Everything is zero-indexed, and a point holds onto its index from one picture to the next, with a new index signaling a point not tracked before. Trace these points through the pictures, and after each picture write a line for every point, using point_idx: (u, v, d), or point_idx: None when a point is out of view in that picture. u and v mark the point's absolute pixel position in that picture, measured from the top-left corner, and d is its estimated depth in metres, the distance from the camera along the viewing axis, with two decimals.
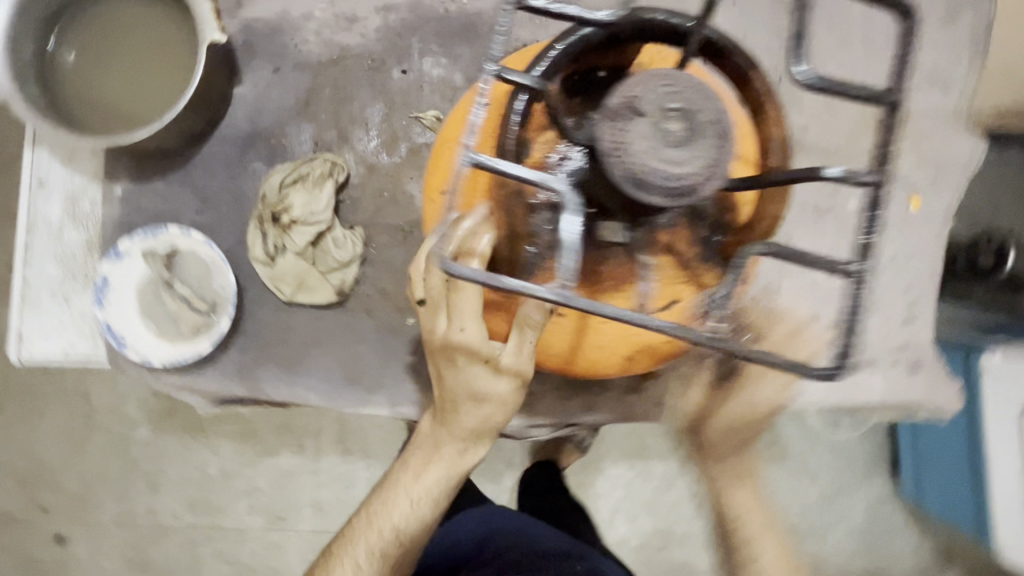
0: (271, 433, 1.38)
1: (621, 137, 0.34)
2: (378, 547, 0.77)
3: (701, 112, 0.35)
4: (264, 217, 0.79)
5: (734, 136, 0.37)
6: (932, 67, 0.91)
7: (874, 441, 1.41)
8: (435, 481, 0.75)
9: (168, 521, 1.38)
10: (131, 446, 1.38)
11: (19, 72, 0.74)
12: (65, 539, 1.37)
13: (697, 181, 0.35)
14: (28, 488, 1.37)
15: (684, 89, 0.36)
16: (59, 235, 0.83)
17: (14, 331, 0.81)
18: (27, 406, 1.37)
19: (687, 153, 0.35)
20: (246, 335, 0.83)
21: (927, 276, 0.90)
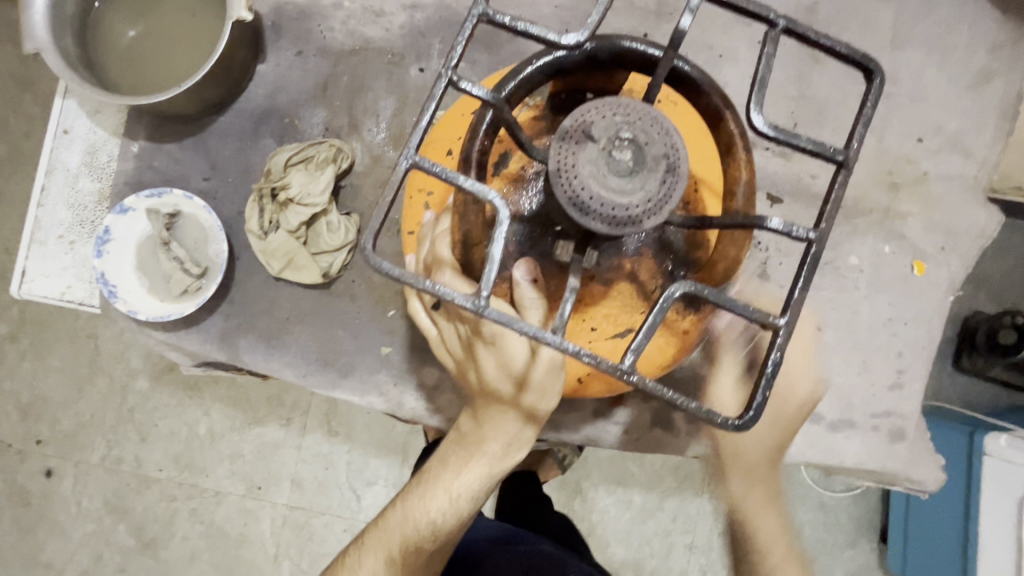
0: (261, 402, 1.41)
1: (569, 160, 0.39)
2: (411, 542, 0.69)
3: (651, 147, 0.39)
4: (263, 192, 0.82)
5: (683, 172, 0.40)
6: (956, 132, 0.88)
7: (862, 505, 1.36)
8: (477, 477, 0.68)
9: (151, 472, 1.41)
10: (128, 394, 1.42)
11: (58, 26, 0.78)
12: (52, 474, 1.41)
13: (636, 211, 0.38)
14: (25, 419, 1.42)
15: (640, 120, 0.39)
16: (74, 184, 0.87)
17: (19, 267, 0.85)
18: (38, 340, 1.42)
19: (629, 183, 0.38)
20: (232, 303, 0.85)
21: (923, 344, 0.87)
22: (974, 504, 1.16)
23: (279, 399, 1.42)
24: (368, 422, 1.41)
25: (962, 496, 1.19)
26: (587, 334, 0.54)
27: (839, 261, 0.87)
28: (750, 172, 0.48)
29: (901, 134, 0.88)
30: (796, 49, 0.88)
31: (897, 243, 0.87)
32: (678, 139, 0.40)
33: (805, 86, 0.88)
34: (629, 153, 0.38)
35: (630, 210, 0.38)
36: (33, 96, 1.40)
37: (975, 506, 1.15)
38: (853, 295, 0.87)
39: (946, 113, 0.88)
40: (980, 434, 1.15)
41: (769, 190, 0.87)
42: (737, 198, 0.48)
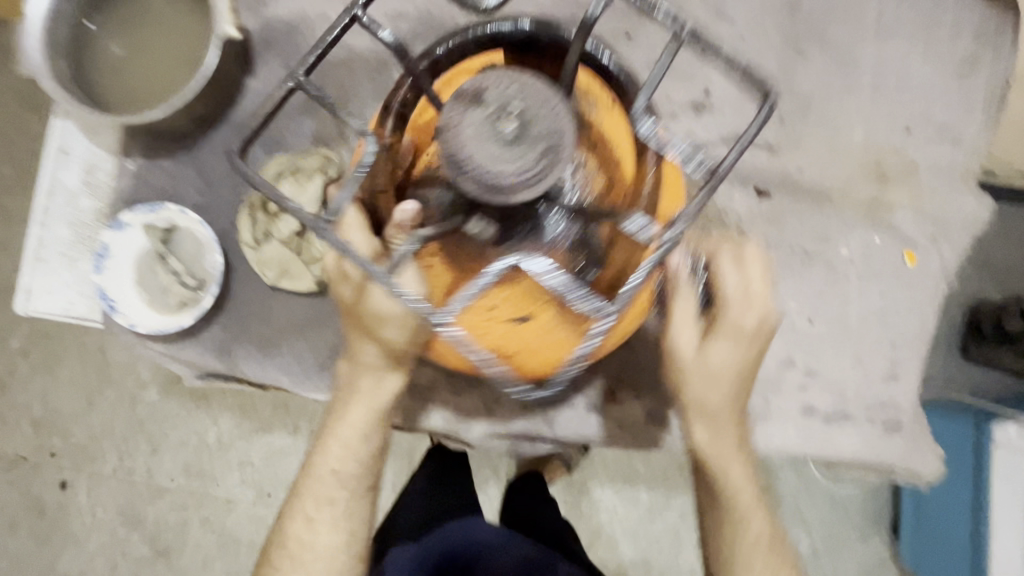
0: (267, 410, 1.43)
1: (457, 118, 0.43)
2: (323, 494, 0.72)
3: (537, 124, 0.43)
4: (255, 204, 0.83)
5: (566, 154, 0.44)
6: (945, 121, 0.88)
7: (871, 499, 1.35)
8: (361, 415, 0.71)
9: (162, 482, 1.44)
10: (137, 405, 1.45)
11: (52, 50, 0.80)
12: (67, 486, 1.44)
13: (507, 178, 0.42)
14: (39, 432, 1.45)
15: (534, 101, 0.44)
16: (74, 202, 0.90)
17: (23, 285, 0.87)
18: (49, 355, 1.45)
19: (505, 151, 0.43)
20: (229, 313, 0.87)
21: (917, 334, 0.87)
22: (984, 496, 1.16)
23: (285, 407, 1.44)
24: None
25: (971, 489, 1.18)
26: (479, 313, 0.58)
27: (829, 254, 0.87)
28: (653, 181, 0.57)
29: (888, 125, 0.88)
30: (782, 42, 0.88)
31: (887, 234, 0.87)
32: (567, 124, 0.44)
33: (790, 80, 0.88)
34: (513, 125, 0.43)
35: (501, 177, 0.42)
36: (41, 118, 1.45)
37: (985, 498, 1.15)
38: (844, 287, 0.87)
39: (934, 102, 0.88)
40: (986, 425, 1.17)
41: (757, 185, 0.87)
42: (639, 201, 0.56)
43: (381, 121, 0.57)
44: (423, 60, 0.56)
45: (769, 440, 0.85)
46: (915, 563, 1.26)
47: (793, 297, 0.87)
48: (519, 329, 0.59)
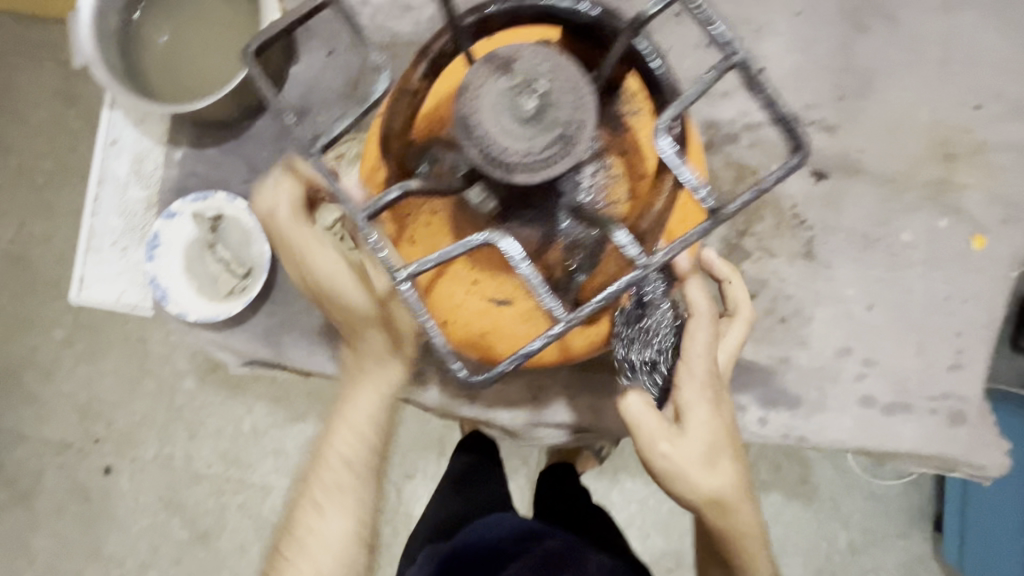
0: (302, 399, 1.45)
1: (479, 84, 0.42)
2: (334, 486, 0.73)
3: (557, 108, 0.41)
4: (300, 192, 0.83)
5: (579, 146, 0.42)
6: (1018, 97, 0.83)
7: (915, 494, 1.31)
8: (371, 403, 0.74)
9: (201, 468, 1.47)
10: (177, 394, 1.48)
11: (103, 40, 0.80)
12: (110, 471, 1.49)
13: (509, 153, 0.41)
14: (83, 419, 1.49)
15: (562, 87, 0.42)
16: (124, 192, 0.91)
17: (77, 274, 0.89)
18: (93, 344, 1.49)
19: (519, 127, 0.41)
20: (275, 301, 0.87)
21: (984, 323, 0.83)
22: None
23: (318, 396, 1.46)
24: None
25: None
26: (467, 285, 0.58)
27: (890, 239, 0.83)
28: (665, 204, 0.53)
29: (956, 103, 0.83)
30: (840, 17, 0.84)
31: (954, 217, 0.83)
32: (589, 117, 0.42)
33: (850, 56, 0.84)
34: (530, 104, 0.41)
35: (502, 150, 0.41)
36: (82, 114, 1.48)
37: None
38: (906, 273, 0.83)
39: (1005, 77, 0.83)
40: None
41: (814, 167, 0.84)
42: (644, 219, 0.53)
43: (414, 65, 0.54)
44: (473, 15, 0.52)
45: (823, 431, 0.82)
46: (958, 561, 1.23)
47: (850, 283, 0.83)
48: (496, 311, 0.58)
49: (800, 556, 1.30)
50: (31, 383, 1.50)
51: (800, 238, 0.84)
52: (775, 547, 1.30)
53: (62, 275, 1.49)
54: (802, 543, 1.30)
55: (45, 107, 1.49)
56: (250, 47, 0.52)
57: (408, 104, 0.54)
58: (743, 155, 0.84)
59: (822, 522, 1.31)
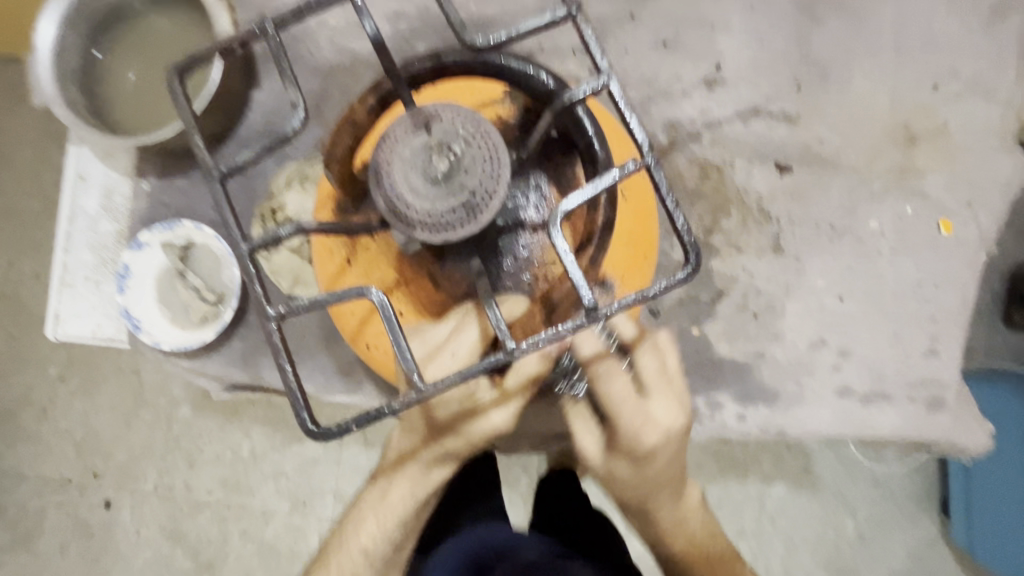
0: (298, 422, 1.44)
1: (402, 138, 0.46)
2: (349, 570, 0.71)
3: (466, 175, 0.45)
4: (264, 213, 0.82)
5: (483, 216, 0.46)
6: (974, 76, 0.83)
7: (918, 480, 1.30)
8: (402, 496, 0.70)
9: (200, 497, 1.46)
10: (172, 423, 1.48)
11: (63, 77, 0.81)
12: (110, 505, 1.48)
13: (413, 210, 0.46)
14: (81, 454, 1.49)
15: (477, 155, 0.46)
16: (95, 226, 0.91)
17: (53, 310, 0.90)
18: (87, 379, 1.49)
19: (428, 187, 0.46)
20: (248, 326, 0.87)
21: (957, 306, 0.82)
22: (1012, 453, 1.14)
23: None
24: None
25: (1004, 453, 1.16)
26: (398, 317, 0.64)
27: (859, 227, 0.83)
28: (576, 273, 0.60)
29: (913, 86, 0.84)
30: (794, 9, 0.85)
31: (919, 203, 0.83)
32: (499, 188, 0.46)
33: (807, 47, 0.85)
34: (443, 167, 0.45)
35: (408, 205, 0.46)
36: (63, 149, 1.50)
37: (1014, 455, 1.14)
38: (876, 261, 0.83)
39: (961, 57, 0.83)
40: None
41: (778, 159, 0.84)
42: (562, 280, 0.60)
43: (364, 96, 0.61)
44: (428, 62, 0.61)
45: (805, 423, 0.82)
46: (968, 544, 1.22)
47: (821, 274, 0.83)
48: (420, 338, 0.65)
49: (807, 548, 1.29)
50: (28, 422, 1.50)
51: (769, 230, 0.84)
52: (781, 541, 1.29)
53: None
54: (808, 535, 1.29)
55: (27, 145, 1.50)
56: (176, 70, 0.58)
57: (350, 135, 0.62)
58: (707, 152, 0.84)
59: (826, 514, 1.30)
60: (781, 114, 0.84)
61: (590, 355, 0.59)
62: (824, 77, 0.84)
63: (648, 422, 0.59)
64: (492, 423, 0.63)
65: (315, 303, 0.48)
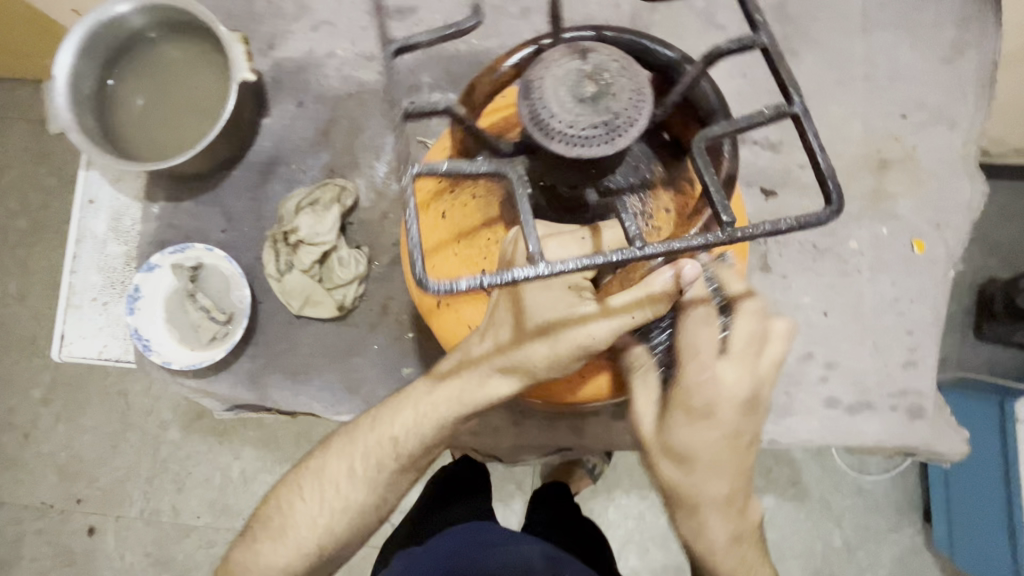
0: (290, 441, 1.44)
1: (560, 53, 0.43)
2: (376, 454, 0.70)
3: (614, 98, 0.41)
4: (276, 237, 0.85)
5: (623, 141, 0.41)
6: (937, 106, 0.89)
7: (899, 487, 1.35)
8: (412, 416, 0.68)
9: (189, 520, 1.45)
10: (159, 444, 1.47)
11: (78, 105, 0.83)
12: (94, 531, 1.46)
13: (550, 119, 0.41)
14: (65, 479, 1.47)
15: (628, 83, 0.42)
16: (103, 248, 0.93)
17: (58, 332, 0.91)
18: (73, 401, 1.48)
19: (576, 106, 0.41)
20: (257, 344, 0.89)
21: (931, 321, 0.88)
22: (989, 456, 1.19)
23: (307, 436, 1.46)
24: None
25: (984, 456, 1.20)
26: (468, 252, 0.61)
27: (839, 248, 0.89)
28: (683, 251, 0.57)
29: (884, 114, 0.90)
30: (773, 44, 0.91)
31: (893, 225, 0.89)
32: (641, 120, 0.41)
33: None
34: (591, 85, 0.41)
35: (552, 117, 0.41)
36: (53, 170, 1.51)
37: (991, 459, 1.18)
38: (856, 280, 0.88)
39: (925, 88, 0.90)
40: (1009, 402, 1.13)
41: (762, 185, 0.90)
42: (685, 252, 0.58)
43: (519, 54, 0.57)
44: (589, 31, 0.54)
45: (794, 433, 0.86)
46: (949, 550, 1.25)
47: (806, 291, 0.88)
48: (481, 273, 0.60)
49: (795, 557, 1.33)
50: (9, 447, 1.48)
51: (756, 250, 0.89)
52: (772, 551, 1.33)
53: (40, 334, 1.49)
54: (796, 543, 1.33)
55: (16, 167, 1.51)
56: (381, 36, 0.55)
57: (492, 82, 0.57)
58: None
59: (813, 522, 1.34)
60: (763, 141, 0.90)
61: (688, 307, 0.58)
62: (801, 107, 0.90)
63: (711, 379, 0.57)
64: (592, 334, 0.56)
65: (452, 168, 0.43)
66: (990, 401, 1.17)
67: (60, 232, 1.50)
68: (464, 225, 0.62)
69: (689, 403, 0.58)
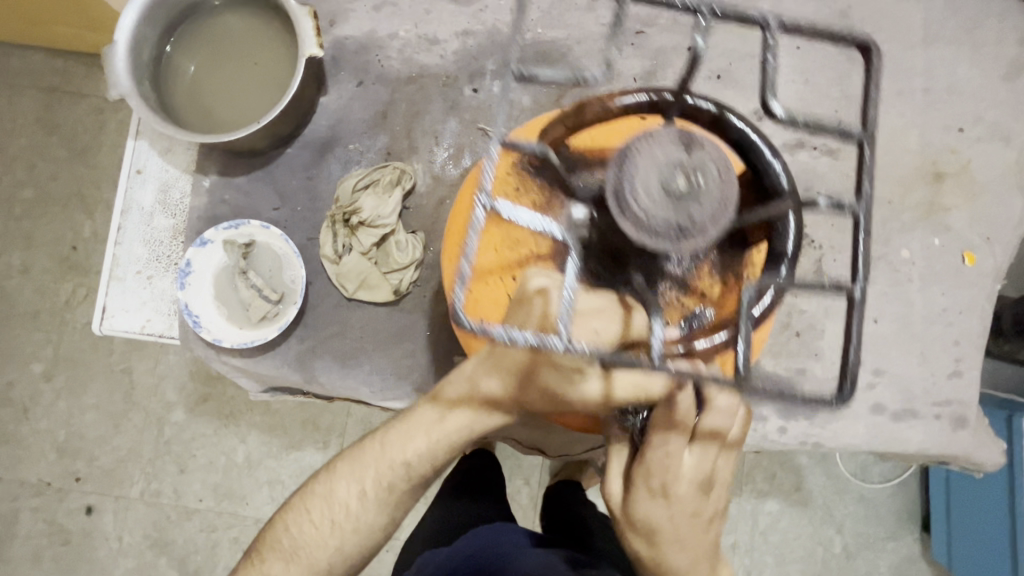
0: (297, 428, 1.43)
1: (663, 141, 0.46)
2: (387, 478, 0.68)
3: (698, 203, 0.44)
4: (335, 218, 0.85)
5: (685, 245, 0.44)
6: (993, 121, 0.91)
7: (901, 496, 1.37)
8: (428, 443, 0.66)
9: (190, 503, 1.42)
10: (164, 425, 1.44)
11: (137, 72, 0.81)
12: (92, 510, 1.43)
13: (631, 204, 0.44)
14: (63, 457, 1.44)
15: (716, 193, 0.45)
16: (149, 220, 0.91)
17: (100, 304, 0.88)
18: (78, 378, 1.45)
19: (658, 201, 0.44)
20: (306, 326, 0.88)
21: (977, 332, 0.89)
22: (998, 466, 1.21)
23: (314, 423, 1.44)
24: None
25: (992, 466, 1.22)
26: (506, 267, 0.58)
27: (891, 255, 0.90)
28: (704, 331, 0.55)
29: (941, 126, 0.91)
30: (834, 50, 0.92)
31: (946, 236, 0.90)
32: (710, 232, 0.45)
33: (846, 85, 0.92)
34: (679, 186, 0.44)
35: (633, 200, 0.44)
36: (65, 140, 1.46)
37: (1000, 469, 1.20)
38: (906, 288, 0.89)
39: (982, 102, 0.91)
40: (1017, 416, 1.15)
41: (819, 189, 0.90)
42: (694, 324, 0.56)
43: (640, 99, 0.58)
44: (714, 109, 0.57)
45: (839, 437, 0.87)
46: (948, 560, 1.29)
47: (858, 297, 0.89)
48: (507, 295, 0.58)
49: (796, 561, 1.35)
50: (7, 421, 1.44)
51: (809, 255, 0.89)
52: (773, 555, 1.35)
53: (52, 308, 1.45)
54: (797, 549, 1.35)
55: (30, 135, 1.47)
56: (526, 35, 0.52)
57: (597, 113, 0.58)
58: None
59: (815, 529, 1.36)
60: (822, 145, 0.91)
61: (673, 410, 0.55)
62: (859, 115, 0.91)
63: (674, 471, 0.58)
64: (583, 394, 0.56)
65: None
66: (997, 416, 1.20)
67: (72, 204, 1.46)
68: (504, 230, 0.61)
69: (647, 480, 0.58)
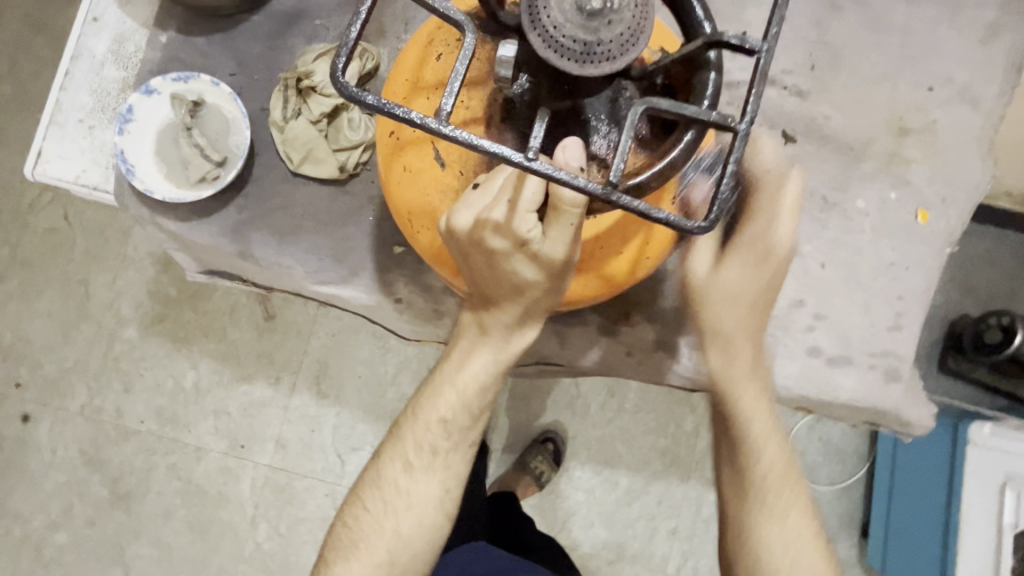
0: (250, 358, 1.38)
1: None
2: (428, 442, 0.70)
3: (610, 25, 0.39)
4: (288, 82, 0.83)
5: (587, 70, 0.40)
6: (964, 83, 0.91)
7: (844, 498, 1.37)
8: (491, 364, 0.68)
9: (131, 424, 1.38)
10: (114, 341, 1.39)
11: None
12: (28, 420, 1.38)
13: (536, 9, 0.39)
14: (7, 361, 1.39)
15: (630, 17, 0.39)
16: (99, 69, 0.88)
17: (36, 147, 0.85)
18: (28, 280, 1.39)
19: (568, 12, 0.39)
20: (247, 197, 0.85)
21: (921, 293, 0.89)
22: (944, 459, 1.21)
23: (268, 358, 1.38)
24: (360, 384, 1.37)
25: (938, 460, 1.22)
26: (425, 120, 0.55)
27: (847, 205, 0.89)
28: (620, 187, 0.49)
29: (912, 83, 0.91)
30: None
31: (902, 190, 0.90)
32: (618, 61, 0.40)
33: (823, 31, 0.91)
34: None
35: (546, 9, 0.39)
36: (36, 27, 1.40)
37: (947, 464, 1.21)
38: (858, 237, 0.89)
39: (955, 64, 0.91)
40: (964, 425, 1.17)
41: (785, 130, 0.90)
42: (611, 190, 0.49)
43: None
44: None
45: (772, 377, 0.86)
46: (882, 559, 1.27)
47: (808, 241, 0.89)
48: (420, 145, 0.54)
49: None
50: None
51: None
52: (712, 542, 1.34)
53: (6, 200, 1.40)
54: None
55: (3, 23, 1.40)
56: None
57: None
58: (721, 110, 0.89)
59: None
60: (794, 90, 0.90)
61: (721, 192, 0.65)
62: (834, 66, 0.91)
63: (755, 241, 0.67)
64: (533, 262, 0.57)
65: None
66: (942, 420, 1.22)
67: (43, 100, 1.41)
68: (443, 73, 0.54)
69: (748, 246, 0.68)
